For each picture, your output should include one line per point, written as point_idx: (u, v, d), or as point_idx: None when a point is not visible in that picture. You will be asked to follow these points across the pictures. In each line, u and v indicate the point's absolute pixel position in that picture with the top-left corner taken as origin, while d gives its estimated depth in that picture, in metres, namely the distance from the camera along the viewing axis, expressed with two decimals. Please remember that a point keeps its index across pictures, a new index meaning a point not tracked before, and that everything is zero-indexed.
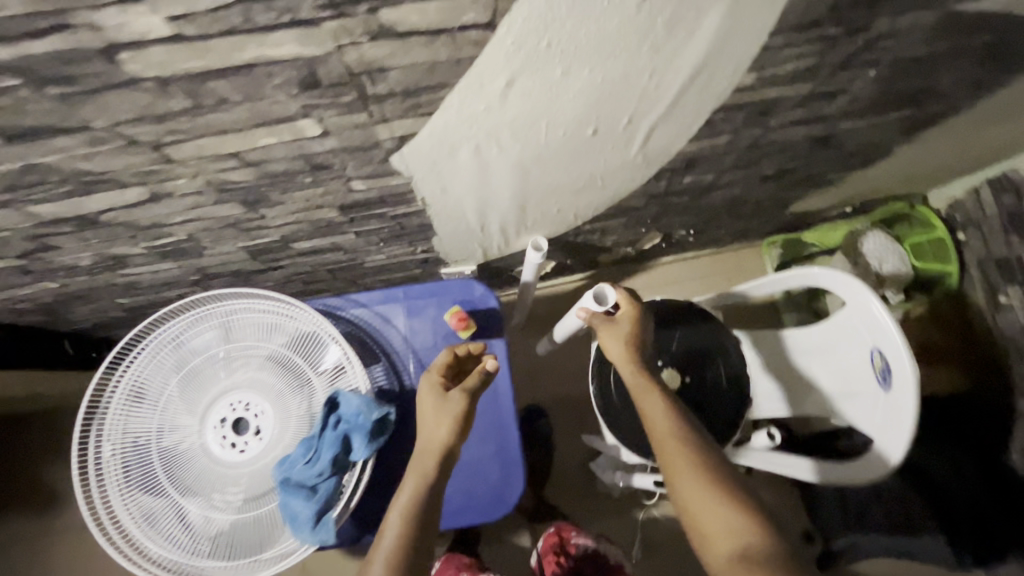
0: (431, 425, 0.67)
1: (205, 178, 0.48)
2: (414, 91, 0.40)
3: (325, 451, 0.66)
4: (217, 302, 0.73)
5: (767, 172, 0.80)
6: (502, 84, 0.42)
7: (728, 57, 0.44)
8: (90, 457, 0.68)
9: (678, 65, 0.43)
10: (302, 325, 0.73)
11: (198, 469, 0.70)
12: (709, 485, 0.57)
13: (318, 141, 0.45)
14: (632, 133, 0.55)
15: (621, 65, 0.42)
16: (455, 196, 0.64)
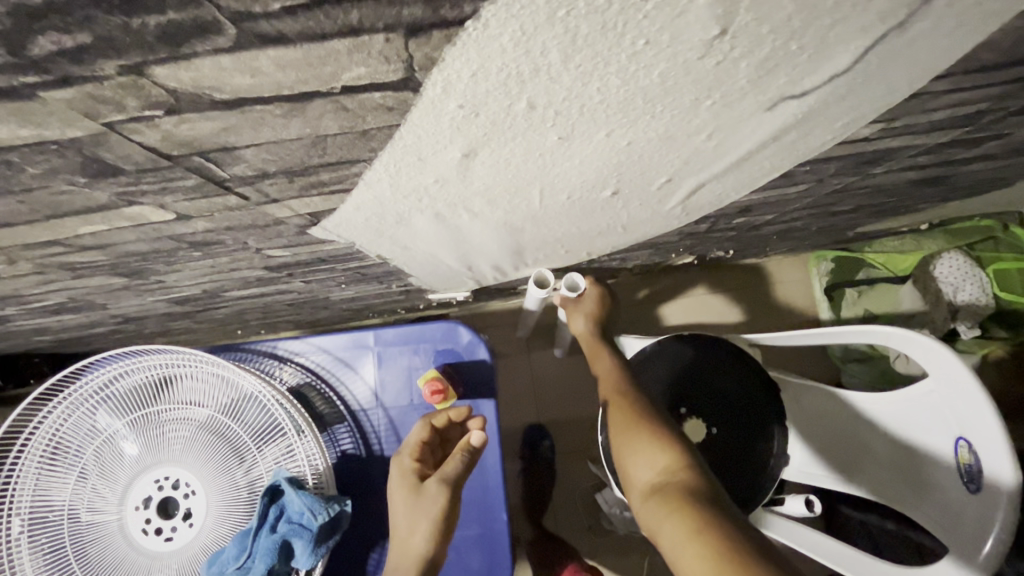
0: (406, 522, 0.56)
1: (33, 262, 0.32)
2: (304, 170, 0.24)
3: (259, 558, 0.53)
4: (137, 358, 0.58)
5: (844, 208, 0.61)
6: (457, 155, 0.25)
7: (845, 110, 0.26)
8: None
9: (760, 123, 0.26)
10: (244, 389, 0.59)
11: (116, 559, 0.58)
12: (638, 422, 0.53)
13: (181, 224, 0.29)
14: (669, 191, 0.38)
15: (664, 127, 0.25)
16: (423, 251, 0.47)
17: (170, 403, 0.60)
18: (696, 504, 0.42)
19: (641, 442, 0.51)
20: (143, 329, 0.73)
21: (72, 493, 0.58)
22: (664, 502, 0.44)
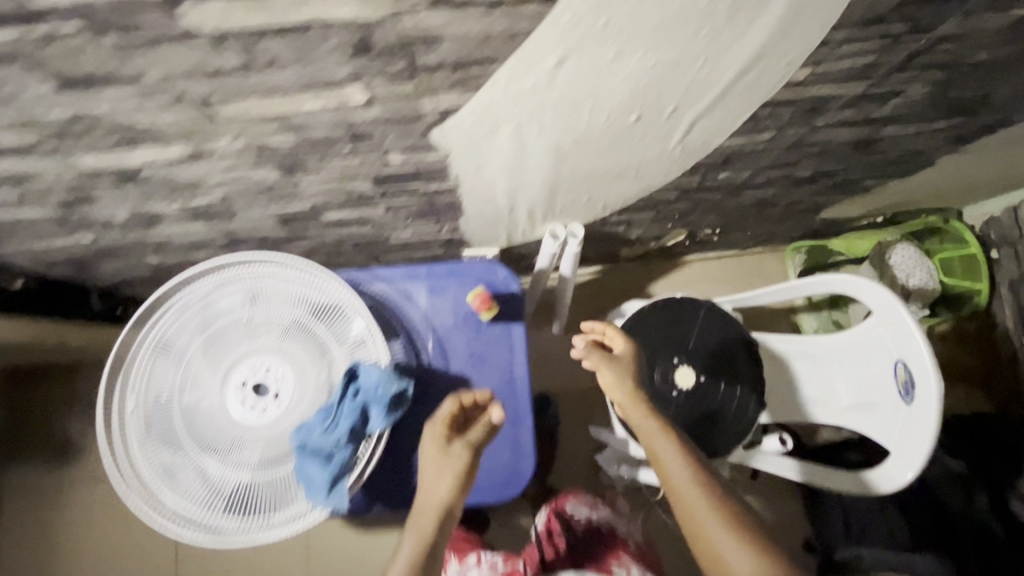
0: (433, 478, 0.68)
1: (247, 141, 0.48)
2: (464, 63, 0.40)
3: (345, 419, 0.67)
4: (244, 268, 0.74)
5: (803, 174, 0.78)
6: (552, 63, 0.41)
7: (786, 48, 0.43)
8: (114, 411, 0.69)
9: (734, 54, 0.43)
10: (330, 295, 0.74)
11: (217, 429, 0.71)
12: (731, 522, 0.56)
13: (363, 110, 0.45)
14: (674, 124, 0.54)
15: (680, 50, 0.42)
16: (489, 176, 0.63)
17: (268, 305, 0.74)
18: None
19: (739, 549, 0.54)
20: None
21: (189, 372, 0.73)
22: None
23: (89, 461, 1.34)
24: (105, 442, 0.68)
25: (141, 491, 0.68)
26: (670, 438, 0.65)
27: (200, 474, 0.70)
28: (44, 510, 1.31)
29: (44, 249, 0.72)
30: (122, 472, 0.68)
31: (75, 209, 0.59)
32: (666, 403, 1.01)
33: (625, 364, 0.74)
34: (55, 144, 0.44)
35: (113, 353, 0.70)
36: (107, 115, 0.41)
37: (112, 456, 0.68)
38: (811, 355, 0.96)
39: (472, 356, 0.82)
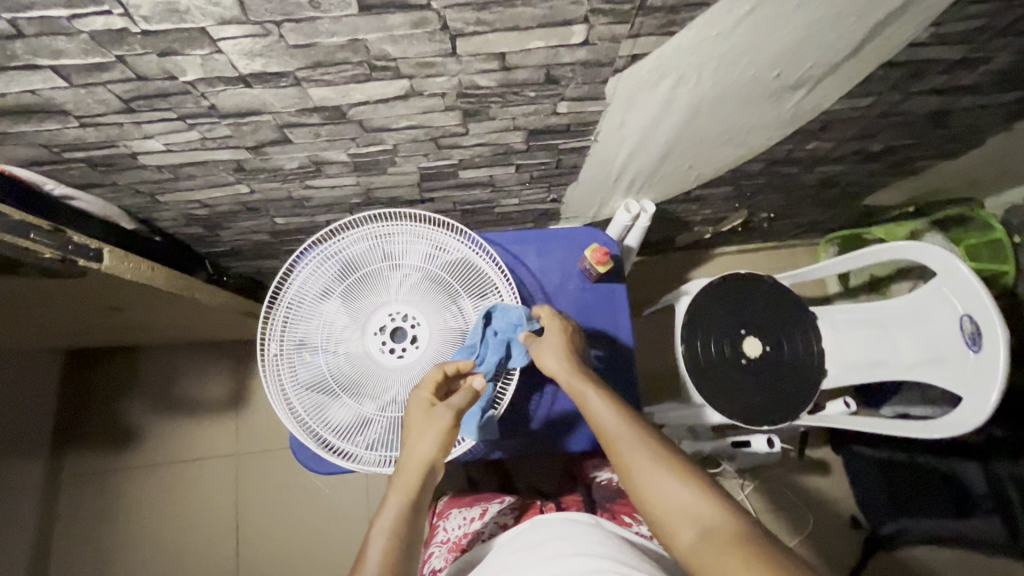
0: (412, 439, 0.68)
1: (460, 78, 0.55)
2: (679, 7, 0.48)
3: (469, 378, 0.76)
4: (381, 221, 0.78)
5: (874, 149, 0.88)
6: (744, 11, 0.50)
7: (925, 5, 0.53)
8: (267, 352, 0.75)
9: (885, 7, 0.52)
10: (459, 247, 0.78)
11: (359, 371, 0.76)
12: (669, 465, 0.62)
13: (574, 50, 0.53)
14: (803, 82, 0.64)
15: (847, 2, 0.51)
16: (625, 133, 0.71)
17: (398, 257, 0.78)
18: (746, 545, 0.51)
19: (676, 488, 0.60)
20: None
21: (325, 322, 0.77)
22: (713, 545, 0.53)
23: (149, 445, 1.33)
24: (264, 383, 0.74)
25: (298, 425, 0.74)
26: (604, 399, 0.70)
27: (347, 412, 0.75)
28: (105, 500, 1.29)
29: (194, 202, 0.76)
30: (279, 408, 0.74)
31: (262, 151, 0.64)
32: (736, 372, 1.08)
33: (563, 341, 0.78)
34: (307, 74, 0.51)
35: (265, 298, 0.75)
36: (373, 43, 0.48)
37: (272, 396, 0.74)
38: (874, 321, 1.05)
39: (580, 313, 0.89)
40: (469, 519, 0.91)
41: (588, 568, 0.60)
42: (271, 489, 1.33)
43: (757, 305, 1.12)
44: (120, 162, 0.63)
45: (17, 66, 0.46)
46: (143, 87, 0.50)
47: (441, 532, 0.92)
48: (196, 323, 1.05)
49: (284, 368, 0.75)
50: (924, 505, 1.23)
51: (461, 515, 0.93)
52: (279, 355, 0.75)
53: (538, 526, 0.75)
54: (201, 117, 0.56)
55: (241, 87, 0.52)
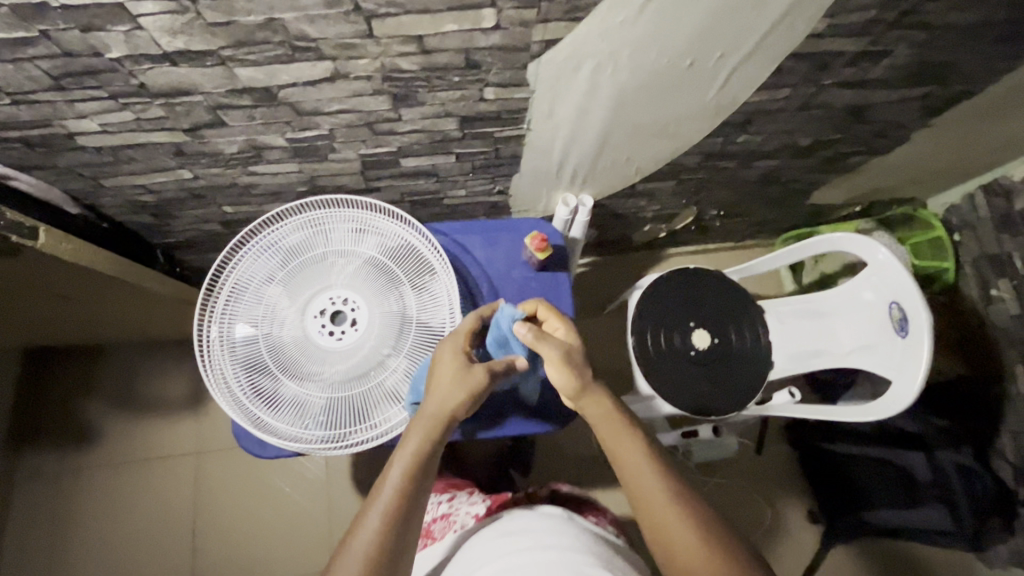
0: (442, 395, 0.66)
1: (383, 62, 0.58)
2: None
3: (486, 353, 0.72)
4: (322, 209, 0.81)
5: (804, 143, 0.93)
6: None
7: None
8: (206, 336, 0.76)
9: None
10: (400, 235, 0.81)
11: (298, 354, 0.77)
12: (706, 542, 0.63)
13: (488, 34, 0.56)
14: (717, 72, 0.68)
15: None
16: (556, 121, 0.75)
17: (342, 244, 0.81)
18: None
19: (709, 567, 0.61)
20: None
21: (267, 305, 0.78)
22: None
23: (106, 444, 1.33)
24: (201, 365, 0.75)
25: (235, 406, 0.75)
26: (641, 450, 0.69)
27: (286, 393, 0.76)
28: (61, 500, 1.29)
29: (137, 188, 0.78)
30: (216, 390, 0.75)
31: (199, 134, 0.66)
32: (685, 363, 1.10)
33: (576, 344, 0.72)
34: (231, 53, 0.53)
35: (204, 282, 0.76)
36: (290, 22, 0.51)
37: (210, 378, 0.75)
38: (816, 312, 1.08)
39: (524, 300, 0.91)
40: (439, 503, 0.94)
41: (563, 562, 0.65)
42: (230, 489, 1.32)
43: (706, 298, 1.15)
44: (58, 143, 0.65)
45: None
46: (71, 64, 0.52)
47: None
48: (150, 317, 1.05)
49: (223, 351, 0.76)
50: (877, 495, 1.22)
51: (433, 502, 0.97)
52: (218, 339, 0.76)
53: (512, 516, 0.79)
54: (133, 96, 0.58)
55: (168, 65, 0.54)
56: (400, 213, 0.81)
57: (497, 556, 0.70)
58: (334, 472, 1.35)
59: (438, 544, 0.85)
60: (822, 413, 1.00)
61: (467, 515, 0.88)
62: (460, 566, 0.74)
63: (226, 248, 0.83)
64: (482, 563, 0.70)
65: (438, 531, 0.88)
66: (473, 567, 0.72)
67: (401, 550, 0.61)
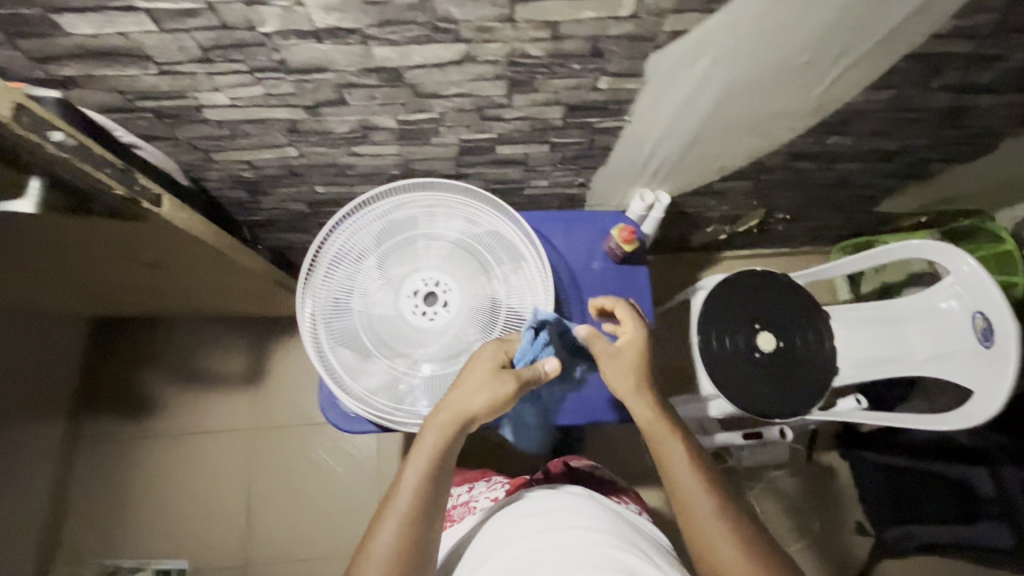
0: (469, 397, 0.67)
1: (513, 47, 0.59)
2: None
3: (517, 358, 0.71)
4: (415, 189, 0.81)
5: (891, 148, 0.92)
6: None
7: None
8: (305, 310, 0.78)
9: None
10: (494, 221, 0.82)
11: (392, 332, 0.79)
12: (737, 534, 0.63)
13: (622, 23, 0.57)
14: (830, 70, 0.68)
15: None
16: (657, 114, 0.75)
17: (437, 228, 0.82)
18: None
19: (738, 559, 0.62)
20: None
21: (363, 284, 0.80)
22: None
23: (163, 416, 1.34)
24: (302, 338, 0.77)
25: (333, 380, 0.77)
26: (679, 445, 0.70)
27: (380, 369, 0.78)
28: (119, 469, 1.30)
29: (241, 164, 0.80)
30: (316, 363, 0.77)
31: (317, 112, 0.68)
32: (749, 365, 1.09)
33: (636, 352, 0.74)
34: (374, 31, 0.55)
35: (306, 258, 0.78)
36: (440, 4, 0.52)
37: (310, 351, 0.77)
38: (886, 318, 1.06)
39: (603, 292, 0.92)
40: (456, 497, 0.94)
41: (588, 541, 0.64)
42: (280, 467, 1.34)
43: (774, 300, 1.13)
44: (185, 115, 0.67)
45: (116, 6, 0.50)
46: (224, 37, 0.55)
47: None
48: (226, 292, 1.08)
49: (321, 326, 0.78)
50: (933, 507, 1.21)
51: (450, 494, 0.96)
52: (317, 314, 0.78)
53: (532, 497, 0.78)
54: (269, 71, 0.60)
55: (312, 41, 0.56)
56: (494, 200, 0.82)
57: (518, 534, 0.69)
58: (384, 456, 1.36)
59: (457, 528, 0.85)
60: (898, 419, 0.98)
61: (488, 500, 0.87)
62: (481, 547, 0.73)
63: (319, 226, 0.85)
64: (503, 543, 0.69)
65: (458, 515, 0.88)
66: (493, 545, 0.71)
67: (425, 551, 0.62)
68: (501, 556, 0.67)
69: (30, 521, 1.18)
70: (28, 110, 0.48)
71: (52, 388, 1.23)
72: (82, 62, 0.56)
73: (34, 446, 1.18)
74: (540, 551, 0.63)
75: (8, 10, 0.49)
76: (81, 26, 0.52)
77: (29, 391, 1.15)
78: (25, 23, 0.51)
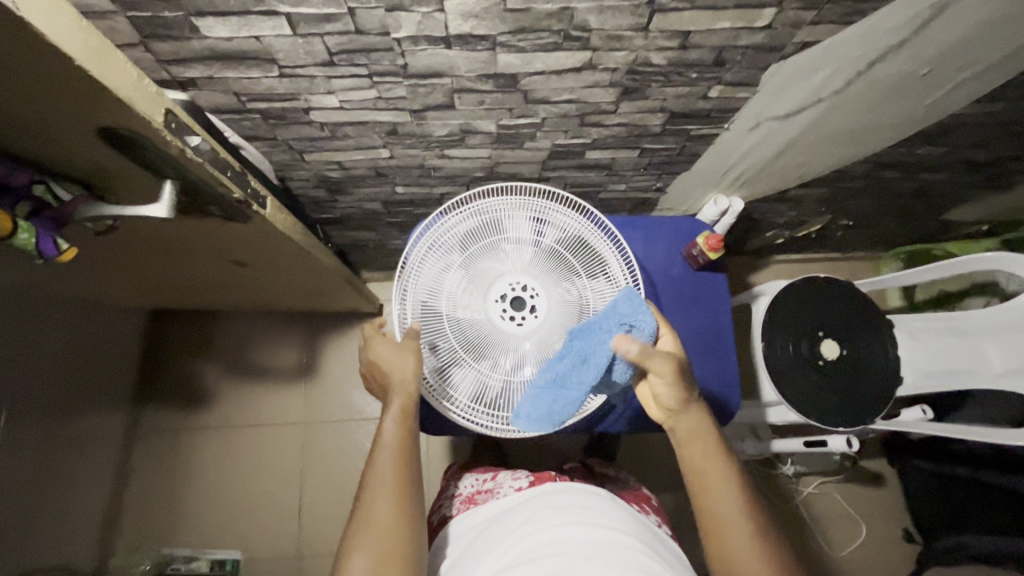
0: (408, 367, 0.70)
1: (638, 55, 0.58)
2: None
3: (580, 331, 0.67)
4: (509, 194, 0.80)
5: (979, 159, 0.91)
6: (929, 4, 0.53)
7: None
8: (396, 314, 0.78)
9: None
10: (588, 226, 0.79)
11: (480, 337, 0.77)
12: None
13: (754, 34, 0.56)
14: (947, 83, 0.66)
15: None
16: (760, 122, 0.74)
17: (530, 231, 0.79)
18: None
19: None
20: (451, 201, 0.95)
21: (452, 287, 0.78)
22: None
23: (215, 407, 1.35)
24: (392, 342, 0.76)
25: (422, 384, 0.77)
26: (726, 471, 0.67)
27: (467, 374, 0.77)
28: (176, 458, 1.31)
29: (330, 164, 0.80)
30: None
31: (422, 116, 0.68)
32: (813, 374, 1.07)
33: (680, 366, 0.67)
34: (506, 39, 0.54)
35: (399, 261, 0.77)
36: (581, 12, 0.51)
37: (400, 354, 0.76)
38: (957, 329, 1.05)
39: (683, 298, 0.91)
40: (481, 479, 0.87)
41: (618, 545, 0.62)
42: (328, 460, 1.34)
43: (840, 309, 1.12)
44: (291, 116, 0.67)
45: (259, 11, 0.49)
46: (355, 42, 0.54)
47: (453, 488, 0.89)
48: (291, 289, 1.08)
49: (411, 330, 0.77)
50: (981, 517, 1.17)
51: (473, 474, 0.89)
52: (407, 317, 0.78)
53: (550, 487, 0.75)
54: (389, 75, 0.59)
55: (441, 47, 0.55)
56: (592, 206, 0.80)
57: (539, 523, 0.66)
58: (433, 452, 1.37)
59: (478, 511, 0.80)
60: (976, 433, 0.97)
61: (510, 488, 0.81)
62: (492, 534, 0.70)
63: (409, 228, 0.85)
64: (519, 531, 0.67)
65: (484, 501, 0.81)
66: (510, 526, 0.69)
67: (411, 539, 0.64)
68: (519, 544, 0.65)
69: (93, 508, 1.20)
70: (174, 115, 0.48)
71: (114, 377, 1.24)
72: (208, 64, 0.56)
73: (97, 434, 1.19)
74: (568, 545, 0.61)
75: (152, 13, 0.49)
76: (218, 29, 0.51)
77: (93, 380, 1.16)
78: (165, 25, 0.50)
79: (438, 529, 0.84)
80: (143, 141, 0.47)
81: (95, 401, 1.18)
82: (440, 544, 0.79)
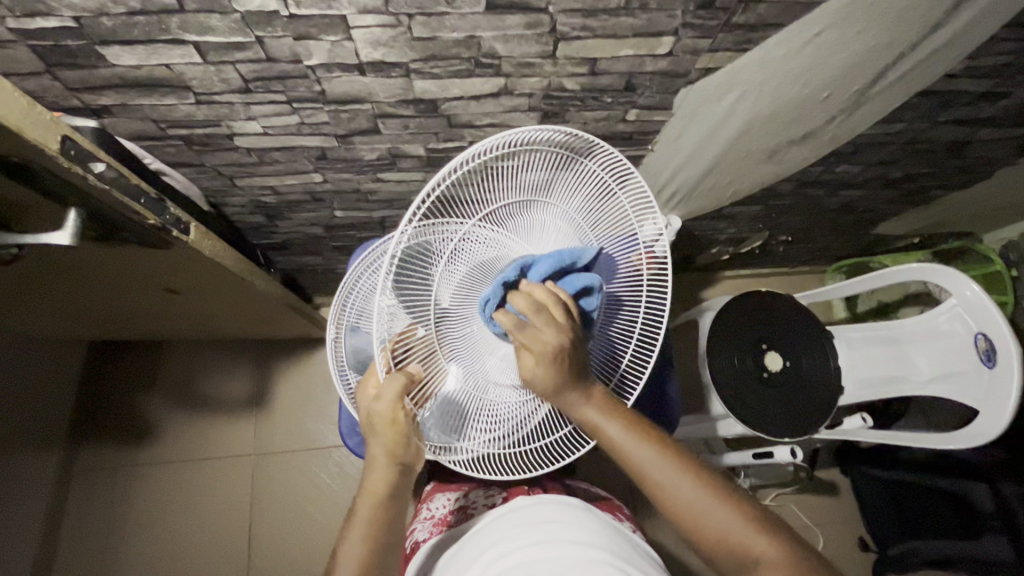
0: (394, 443, 0.56)
1: (549, 82, 0.60)
2: (758, 27, 0.56)
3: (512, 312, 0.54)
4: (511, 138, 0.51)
5: (894, 176, 0.96)
6: (813, 33, 0.57)
7: (971, 37, 0.61)
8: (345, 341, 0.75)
9: (930, 39, 0.61)
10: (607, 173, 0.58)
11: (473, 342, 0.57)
12: (716, 489, 0.54)
13: (658, 61, 0.59)
14: (848, 104, 0.71)
15: (902, 29, 0.59)
16: (682, 143, 0.77)
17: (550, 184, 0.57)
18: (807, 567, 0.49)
19: (734, 524, 0.52)
20: (392, 223, 0.95)
21: None
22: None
23: (159, 442, 1.29)
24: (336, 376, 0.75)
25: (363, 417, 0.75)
26: (624, 429, 0.57)
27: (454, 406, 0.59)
28: (115, 499, 1.25)
29: (262, 189, 0.79)
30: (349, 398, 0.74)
31: (349, 140, 0.68)
32: (759, 385, 1.09)
33: (557, 354, 0.54)
34: (419, 66, 0.56)
35: (343, 287, 0.75)
36: (487, 40, 0.53)
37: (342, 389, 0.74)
38: (889, 339, 1.09)
39: None
40: (453, 500, 0.84)
41: (585, 560, 0.57)
42: (280, 492, 1.29)
43: (784, 321, 1.14)
44: (215, 143, 0.67)
45: (166, 40, 0.50)
46: (268, 69, 0.55)
47: (425, 511, 0.85)
48: (232, 316, 1.05)
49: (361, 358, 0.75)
50: (925, 523, 1.16)
51: (445, 494, 0.86)
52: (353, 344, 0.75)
53: (521, 502, 0.71)
54: (308, 101, 0.60)
55: (355, 74, 0.56)
56: (618, 154, 0.57)
57: (508, 545, 0.62)
58: None
59: (450, 532, 0.77)
60: (910, 439, 1.00)
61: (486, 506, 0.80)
62: (464, 563, 0.66)
63: (356, 256, 0.84)
64: (488, 555, 0.63)
65: (455, 523, 0.79)
66: (483, 550, 0.65)
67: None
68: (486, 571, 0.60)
69: (21, 560, 1.12)
70: (75, 142, 0.47)
71: (48, 413, 1.19)
72: (121, 91, 0.56)
73: (26, 477, 1.13)
74: (533, 564, 0.57)
75: (55, 41, 0.49)
76: (126, 58, 0.52)
77: (23, 419, 1.11)
78: (70, 54, 0.51)
79: (409, 555, 0.79)
80: (42, 171, 0.46)
81: (25, 440, 1.12)
82: (411, 567, 0.74)
